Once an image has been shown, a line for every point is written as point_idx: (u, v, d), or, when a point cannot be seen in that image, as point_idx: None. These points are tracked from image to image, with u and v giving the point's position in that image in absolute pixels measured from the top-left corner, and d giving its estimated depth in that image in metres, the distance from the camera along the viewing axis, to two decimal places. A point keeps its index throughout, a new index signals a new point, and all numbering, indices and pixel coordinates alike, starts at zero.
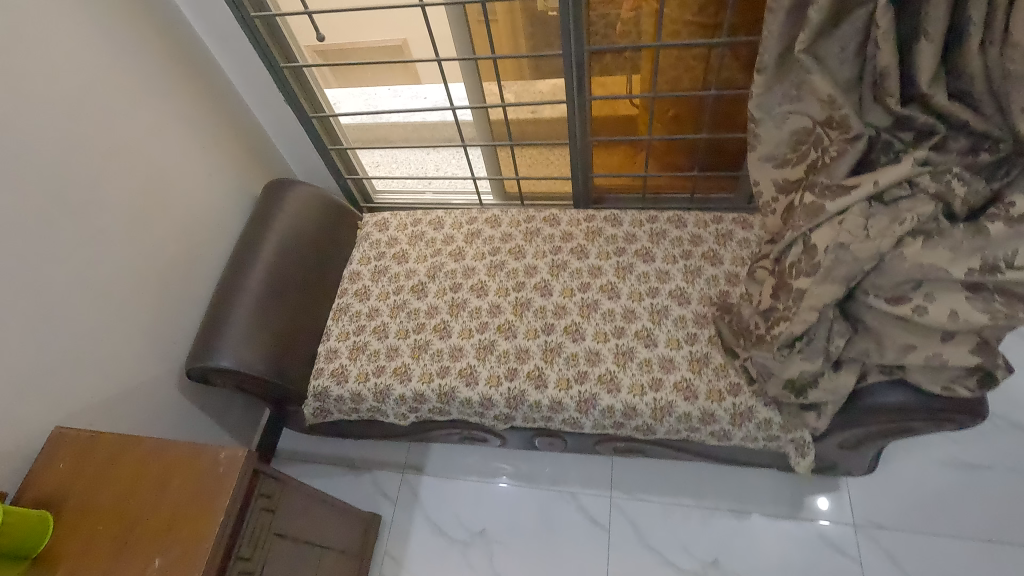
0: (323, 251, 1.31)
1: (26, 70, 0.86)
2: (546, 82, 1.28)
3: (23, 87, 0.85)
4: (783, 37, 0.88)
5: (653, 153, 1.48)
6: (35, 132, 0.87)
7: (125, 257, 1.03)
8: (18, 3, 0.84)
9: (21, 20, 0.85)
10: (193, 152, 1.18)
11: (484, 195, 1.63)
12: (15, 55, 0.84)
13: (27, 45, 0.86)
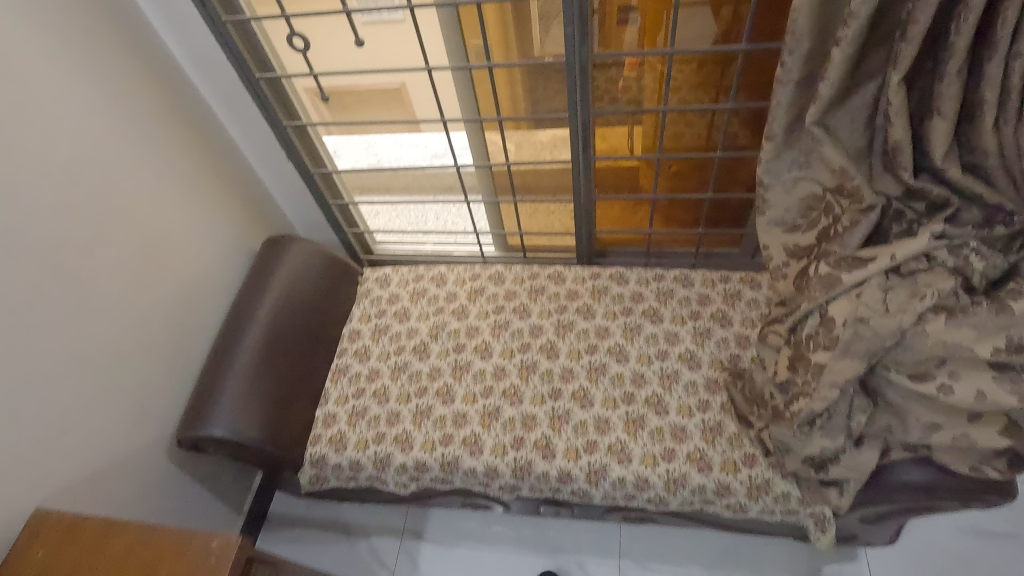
0: (324, 309, 1.28)
1: (23, 140, 0.84)
2: (547, 133, 1.26)
3: (20, 157, 0.83)
4: (792, 108, 0.88)
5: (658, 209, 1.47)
6: (29, 202, 0.85)
7: (117, 325, 0.99)
8: (19, 74, 0.83)
9: (22, 91, 0.84)
10: (193, 211, 1.16)
11: (486, 246, 1.62)
12: (13, 126, 0.82)
13: (26, 114, 0.84)
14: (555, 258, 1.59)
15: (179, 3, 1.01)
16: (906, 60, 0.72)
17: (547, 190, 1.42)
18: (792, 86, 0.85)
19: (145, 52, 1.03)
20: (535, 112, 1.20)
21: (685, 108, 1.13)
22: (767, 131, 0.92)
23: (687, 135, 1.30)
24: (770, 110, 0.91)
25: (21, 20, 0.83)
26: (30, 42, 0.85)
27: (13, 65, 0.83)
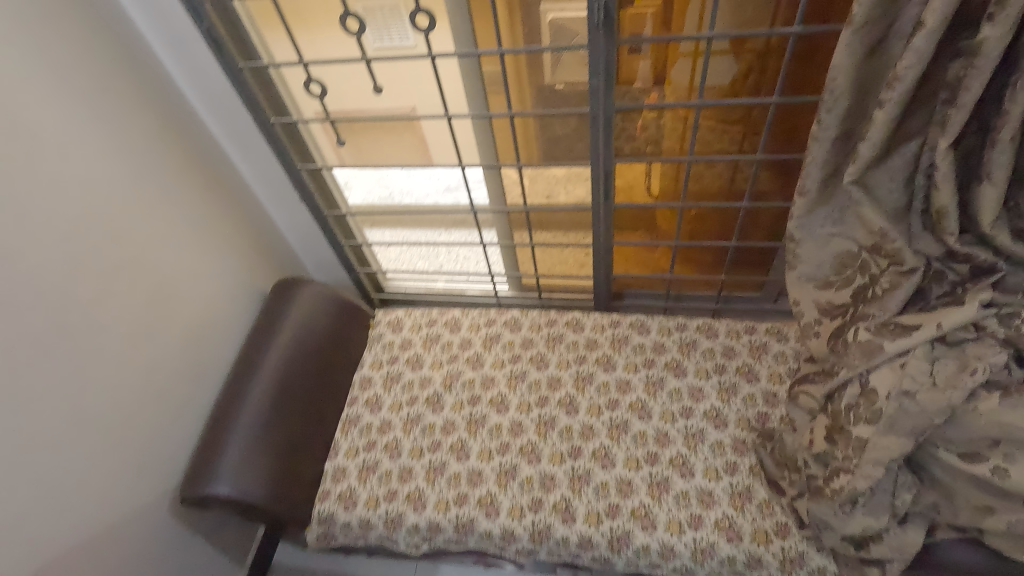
0: (334, 354, 1.24)
1: (31, 194, 0.81)
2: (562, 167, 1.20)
3: (27, 212, 0.81)
4: (827, 165, 0.85)
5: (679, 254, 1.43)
6: (36, 257, 0.82)
7: (123, 378, 0.96)
8: (30, 128, 0.81)
9: (33, 144, 0.81)
10: (203, 256, 1.13)
11: (500, 286, 1.59)
12: (21, 181, 0.80)
13: (36, 168, 0.82)
14: (571, 305, 1.56)
15: (196, 50, 0.99)
16: (955, 126, 0.68)
17: (563, 233, 1.39)
18: (828, 144, 0.82)
19: (160, 97, 1.01)
20: (551, 160, 1.17)
21: (710, 158, 1.11)
22: (799, 187, 0.89)
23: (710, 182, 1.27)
24: (803, 166, 0.88)
25: (34, 72, 0.81)
26: (43, 94, 0.83)
27: (24, 118, 0.80)
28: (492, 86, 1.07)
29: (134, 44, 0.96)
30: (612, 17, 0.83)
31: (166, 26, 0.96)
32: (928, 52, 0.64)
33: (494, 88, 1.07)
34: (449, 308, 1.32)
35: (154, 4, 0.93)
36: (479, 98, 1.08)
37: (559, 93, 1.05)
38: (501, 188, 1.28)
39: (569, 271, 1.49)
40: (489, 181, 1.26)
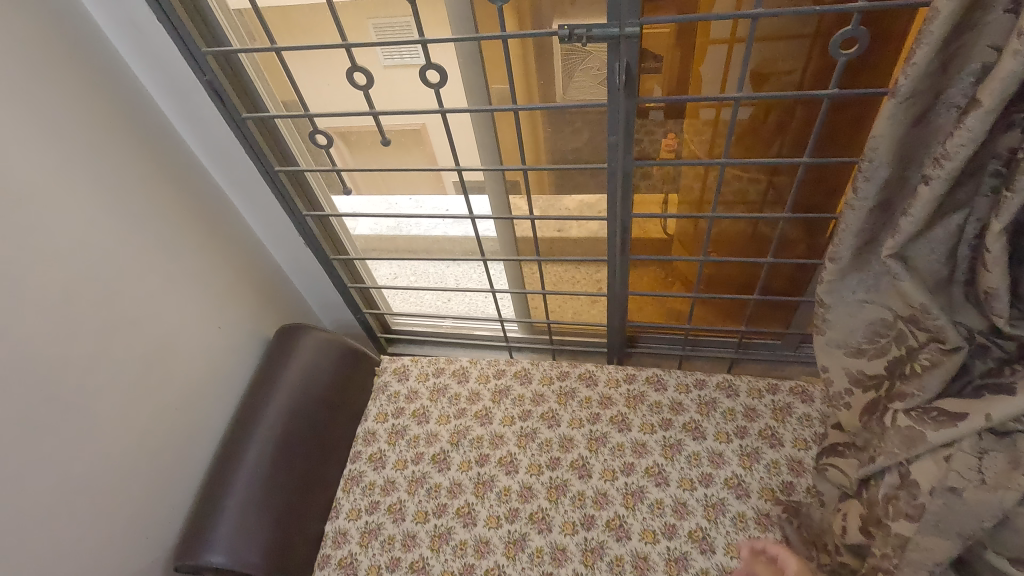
0: (335, 407, 1.20)
1: (22, 261, 0.78)
2: (573, 199, 1.12)
3: (15, 281, 0.77)
4: (862, 233, 0.79)
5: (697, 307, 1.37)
6: (27, 327, 0.78)
7: (118, 444, 0.92)
8: (20, 194, 0.77)
9: (23, 211, 0.78)
10: (202, 308, 1.09)
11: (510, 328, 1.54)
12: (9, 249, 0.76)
13: (26, 234, 0.78)
14: (583, 357, 1.51)
15: (198, 101, 0.95)
16: (1010, 210, 0.63)
17: (575, 280, 1.36)
18: (864, 213, 0.77)
19: (159, 148, 0.98)
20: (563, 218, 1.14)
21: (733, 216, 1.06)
22: (830, 254, 0.84)
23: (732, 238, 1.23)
24: (835, 233, 0.82)
25: (27, 133, 0.78)
26: (35, 155, 0.79)
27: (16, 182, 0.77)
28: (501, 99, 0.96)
29: (132, 95, 0.93)
30: (633, 77, 0.79)
31: (166, 77, 0.92)
32: (985, 133, 0.60)
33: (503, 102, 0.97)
34: (457, 356, 1.28)
35: (154, 56, 0.89)
36: (494, 153, 1.05)
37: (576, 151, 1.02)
38: (513, 236, 1.26)
39: (581, 315, 1.44)
40: (501, 232, 1.24)
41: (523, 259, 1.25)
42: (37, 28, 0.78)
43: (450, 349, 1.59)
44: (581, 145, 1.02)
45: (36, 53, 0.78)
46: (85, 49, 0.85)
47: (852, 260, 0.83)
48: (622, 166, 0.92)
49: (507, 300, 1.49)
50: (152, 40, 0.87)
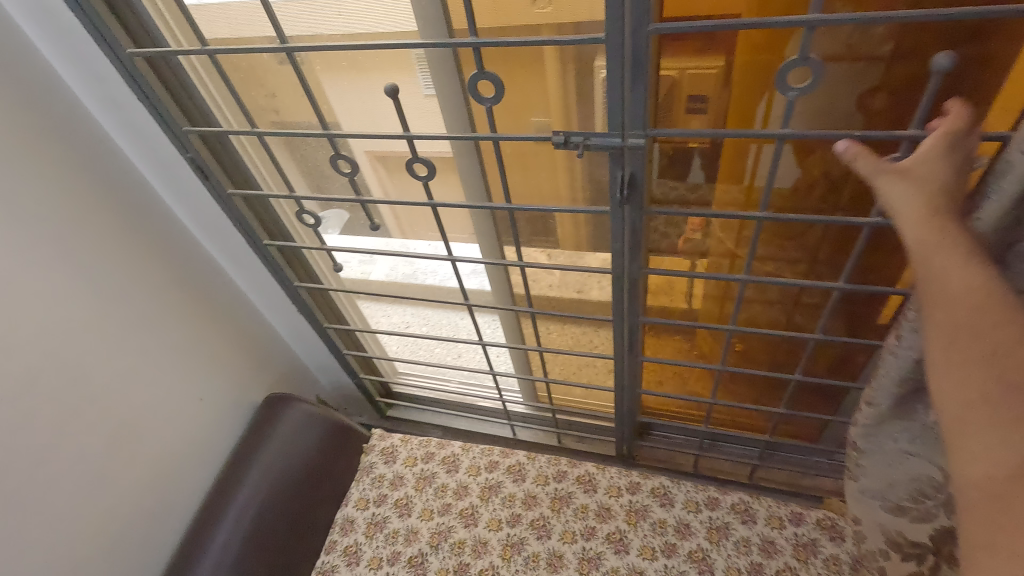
0: (316, 488, 1.13)
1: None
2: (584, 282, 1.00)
3: None
4: (907, 383, 0.67)
5: (715, 416, 1.22)
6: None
7: (73, 534, 0.87)
8: None
9: None
10: (180, 380, 1.05)
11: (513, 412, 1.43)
12: None
13: None
14: (589, 443, 1.39)
15: (183, 176, 0.92)
16: None
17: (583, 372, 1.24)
18: (908, 362, 0.65)
19: (142, 221, 0.95)
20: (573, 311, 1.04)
21: (759, 333, 0.94)
22: (868, 395, 0.72)
23: (762, 357, 1.07)
24: (876, 374, 0.71)
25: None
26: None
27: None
28: (540, 132, 0.74)
29: (114, 169, 0.90)
30: (639, 189, 0.69)
31: (151, 152, 0.89)
32: None
33: (543, 135, 0.74)
34: (449, 440, 1.20)
35: (135, 132, 0.87)
36: (495, 246, 0.95)
37: (580, 256, 0.91)
38: (517, 325, 1.17)
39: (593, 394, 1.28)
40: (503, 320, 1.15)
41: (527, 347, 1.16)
42: (12, 111, 0.76)
43: (450, 419, 1.49)
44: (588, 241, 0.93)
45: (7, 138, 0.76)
46: (64, 126, 0.82)
47: (894, 408, 0.70)
48: (628, 272, 0.82)
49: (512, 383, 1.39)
50: (133, 117, 0.84)
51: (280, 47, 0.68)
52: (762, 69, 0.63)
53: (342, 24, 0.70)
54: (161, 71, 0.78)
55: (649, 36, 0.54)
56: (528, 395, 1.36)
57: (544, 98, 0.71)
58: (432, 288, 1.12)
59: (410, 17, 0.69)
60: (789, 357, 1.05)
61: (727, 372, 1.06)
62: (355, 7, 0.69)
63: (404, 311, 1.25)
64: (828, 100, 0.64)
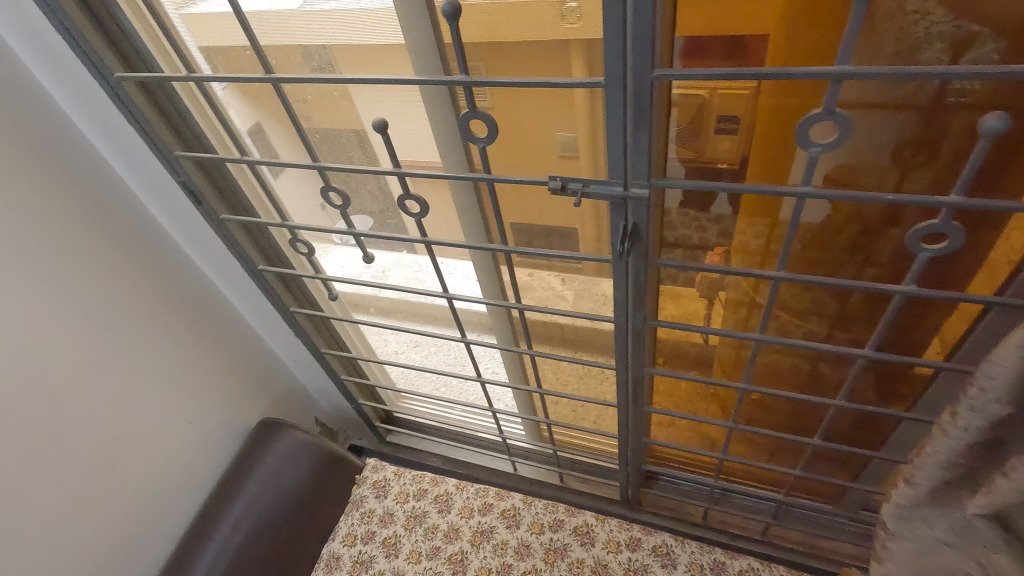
0: (304, 520, 1.10)
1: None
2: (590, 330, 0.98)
3: None
4: (954, 466, 0.59)
5: (727, 471, 1.15)
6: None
7: (44, 562, 0.85)
8: None
9: None
10: (168, 404, 1.03)
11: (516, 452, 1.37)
12: None
13: None
14: (594, 484, 1.31)
15: (176, 199, 0.90)
16: None
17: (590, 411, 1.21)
18: (962, 445, 0.57)
19: (134, 241, 0.94)
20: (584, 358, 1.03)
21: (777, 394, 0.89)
22: (908, 471, 0.64)
23: (779, 413, 1.01)
24: (921, 450, 0.63)
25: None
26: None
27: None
28: (564, 150, 0.66)
29: (104, 191, 0.88)
30: (642, 240, 0.64)
31: (143, 174, 0.88)
32: None
33: (567, 153, 0.66)
34: (444, 477, 1.15)
35: (129, 155, 0.85)
36: (496, 288, 0.95)
37: (592, 287, 0.87)
38: (520, 365, 1.15)
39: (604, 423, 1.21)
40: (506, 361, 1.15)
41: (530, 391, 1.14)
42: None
43: (450, 449, 1.45)
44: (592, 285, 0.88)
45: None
46: (53, 147, 0.81)
47: (936, 491, 0.62)
48: (630, 324, 0.80)
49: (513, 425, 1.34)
50: (125, 139, 0.82)
51: (268, 78, 0.66)
52: (791, 114, 0.58)
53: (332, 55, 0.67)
54: (153, 95, 0.76)
55: (654, 81, 0.50)
56: (533, 434, 1.30)
57: (542, 139, 0.67)
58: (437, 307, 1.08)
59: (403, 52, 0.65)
60: (813, 418, 0.98)
61: (739, 429, 1.00)
62: (346, 36, 0.66)
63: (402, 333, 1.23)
64: (858, 158, 0.58)
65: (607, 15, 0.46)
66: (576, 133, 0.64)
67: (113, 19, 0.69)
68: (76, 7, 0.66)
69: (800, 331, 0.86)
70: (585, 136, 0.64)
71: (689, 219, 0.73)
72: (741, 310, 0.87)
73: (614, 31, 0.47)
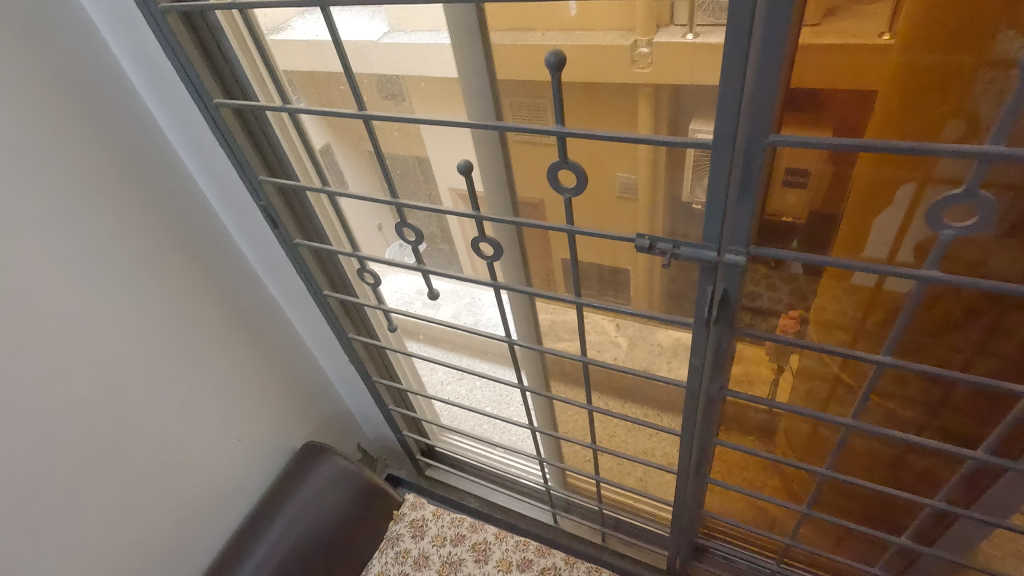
0: (339, 552, 1.08)
1: (23, 384, 0.75)
2: (654, 387, 0.97)
3: (13, 402, 0.75)
4: None
5: (792, 554, 1.06)
6: (15, 448, 0.76)
7: (87, 567, 0.86)
8: (42, 317, 0.76)
9: (42, 330, 0.76)
10: (223, 420, 1.04)
11: (558, 505, 1.32)
12: (17, 371, 0.74)
13: (41, 354, 0.77)
14: (638, 549, 1.23)
15: (254, 221, 0.92)
16: None
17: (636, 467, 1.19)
18: None
19: (209, 259, 0.96)
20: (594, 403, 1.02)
21: (854, 483, 0.81)
22: None
23: (859, 502, 0.92)
24: None
25: (64, 254, 0.77)
26: (64, 274, 0.77)
27: (32, 302, 0.74)
28: (622, 191, 0.65)
29: (186, 210, 0.91)
30: (732, 308, 0.63)
31: (227, 196, 0.91)
32: None
33: (625, 194, 0.65)
34: (483, 524, 1.11)
35: (217, 176, 0.88)
36: (532, 331, 0.95)
37: (647, 336, 0.86)
38: (550, 410, 1.14)
39: (651, 483, 1.17)
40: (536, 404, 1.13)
41: (579, 444, 1.10)
42: (100, 151, 0.79)
43: (489, 492, 1.39)
44: (656, 345, 0.86)
45: (93, 173, 0.79)
46: (149, 164, 0.85)
47: None
48: (703, 392, 0.77)
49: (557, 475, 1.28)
50: (216, 163, 0.86)
51: (356, 115, 0.67)
52: (897, 181, 0.55)
53: (398, 101, 0.70)
54: (247, 122, 0.78)
55: (768, 147, 0.48)
56: (559, 480, 1.28)
57: (607, 194, 0.66)
58: (493, 345, 1.05)
59: (485, 104, 0.67)
60: (890, 510, 0.90)
61: (812, 515, 0.92)
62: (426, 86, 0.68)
63: (446, 369, 1.22)
64: (984, 240, 0.53)
65: (725, 74, 0.44)
66: (652, 191, 0.63)
67: (221, 49, 0.72)
68: (188, 36, 0.69)
69: (883, 413, 0.79)
70: (673, 193, 0.62)
71: (757, 275, 0.66)
72: (816, 380, 0.82)
73: (730, 89, 0.45)
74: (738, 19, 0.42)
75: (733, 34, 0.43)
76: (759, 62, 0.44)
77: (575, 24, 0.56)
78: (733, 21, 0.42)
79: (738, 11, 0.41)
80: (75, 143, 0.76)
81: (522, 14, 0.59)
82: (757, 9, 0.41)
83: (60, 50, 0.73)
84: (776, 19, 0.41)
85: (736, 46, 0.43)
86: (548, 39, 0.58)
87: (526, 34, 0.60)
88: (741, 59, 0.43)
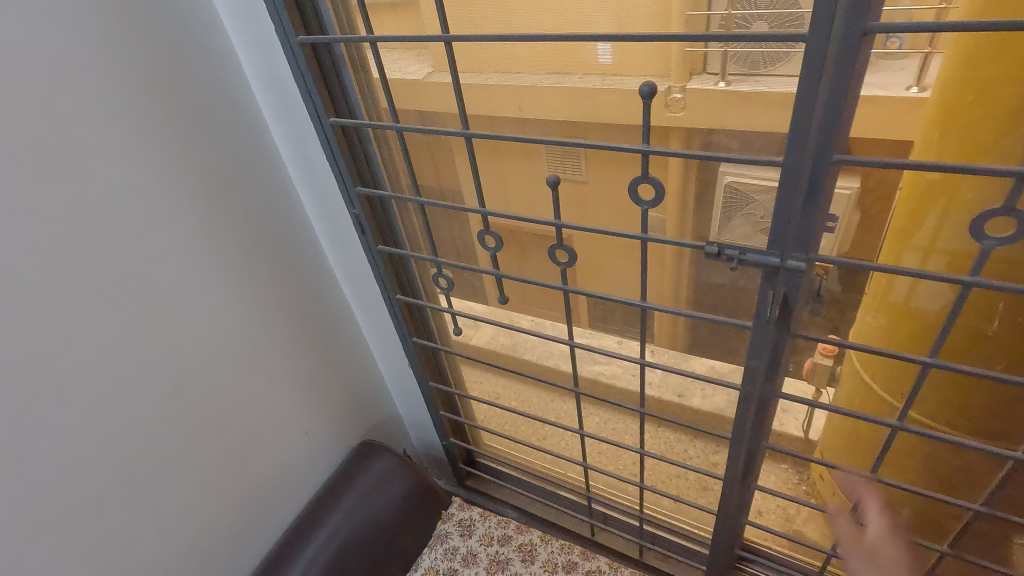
0: (391, 545, 1.14)
1: (142, 359, 0.86)
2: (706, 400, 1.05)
3: (134, 372, 0.85)
4: None
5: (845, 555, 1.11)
6: (129, 418, 0.85)
7: (173, 536, 0.94)
8: (164, 300, 0.87)
9: (163, 311, 0.87)
10: (297, 412, 1.13)
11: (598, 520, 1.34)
12: (138, 344, 0.84)
13: (159, 331, 0.87)
14: (676, 564, 1.25)
15: (343, 226, 1.04)
16: None
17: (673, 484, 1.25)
18: None
19: (300, 263, 1.07)
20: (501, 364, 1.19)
21: (921, 493, 0.82)
22: None
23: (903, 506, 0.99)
24: None
25: (188, 246, 0.88)
26: (184, 267, 0.88)
27: (162, 285, 0.86)
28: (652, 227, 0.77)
29: (285, 217, 1.02)
30: (791, 312, 0.70)
31: (324, 203, 1.02)
32: None
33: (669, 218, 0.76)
34: (528, 527, 1.22)
35: (317, 185, 1.00)
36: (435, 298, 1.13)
37: (686, 358, 0.95)
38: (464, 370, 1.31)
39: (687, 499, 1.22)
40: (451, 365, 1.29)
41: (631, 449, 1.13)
42: (222, 158, 0.90)
43: (529, 502, 1.42)
44: (694, 358, 0.94)
45: (217, 181, 0.90)
46: (260, 173, 0.96)
47: None
48: (757, 394, 0.82)
49: (598, 486, 1.32)
50: (319, 175, 0.97)
51: (461, 133, 0.76)
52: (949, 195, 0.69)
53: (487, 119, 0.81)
54: (352, 140, 0.89)
55: (832, 165, 0.57)
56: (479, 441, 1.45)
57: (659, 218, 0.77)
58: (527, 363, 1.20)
59: (548, 121, 0.78)
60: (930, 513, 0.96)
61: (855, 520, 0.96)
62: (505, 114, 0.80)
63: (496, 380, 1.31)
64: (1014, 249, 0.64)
65: (797, 107, 0.53)
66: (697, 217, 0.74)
67: (337, 76, 0.83)
68: (315, 66, 0.81)
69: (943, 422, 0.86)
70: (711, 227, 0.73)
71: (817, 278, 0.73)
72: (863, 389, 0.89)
73: (799, 120, 0.54)
74: (813, 60, 0.51)
75: (808, 73, 0.51)
76: (828, 95, 0.53)
77: (611, 68, 0.70)
78: (807, 62, 0.51)
79: (813, 53, 0.50)
80: (207, 152, 0.88)
81: (564, 61, 0.74)
82: (827, 52, 0.50)
83: (205, 74, 0.86)
84: (842, 64, 0.51)
85: (809, 84, 0.52)
86: (591, 82, 0.73)
87: (568, 76, 0.74)
88: (812, 95, 0.52)
